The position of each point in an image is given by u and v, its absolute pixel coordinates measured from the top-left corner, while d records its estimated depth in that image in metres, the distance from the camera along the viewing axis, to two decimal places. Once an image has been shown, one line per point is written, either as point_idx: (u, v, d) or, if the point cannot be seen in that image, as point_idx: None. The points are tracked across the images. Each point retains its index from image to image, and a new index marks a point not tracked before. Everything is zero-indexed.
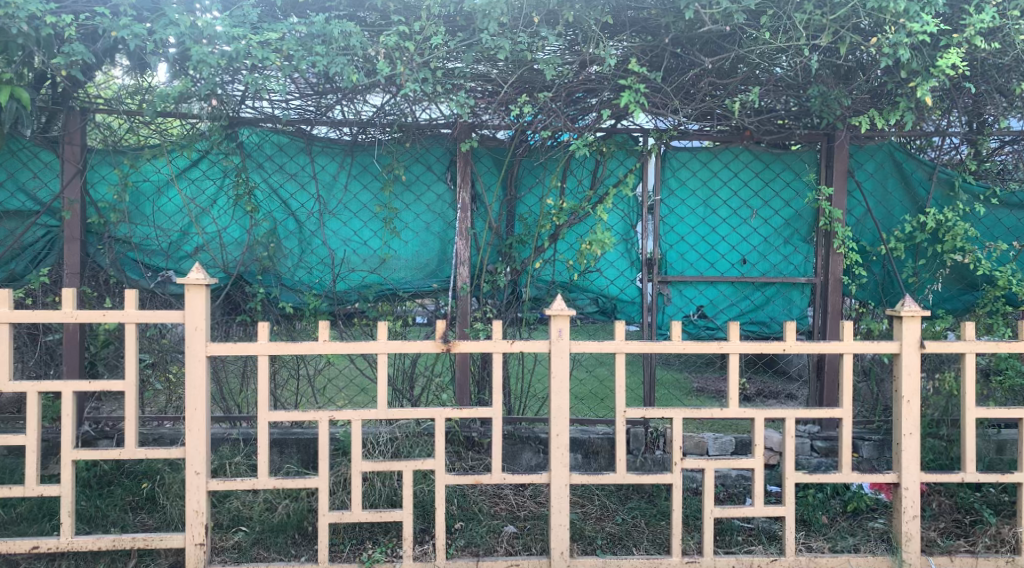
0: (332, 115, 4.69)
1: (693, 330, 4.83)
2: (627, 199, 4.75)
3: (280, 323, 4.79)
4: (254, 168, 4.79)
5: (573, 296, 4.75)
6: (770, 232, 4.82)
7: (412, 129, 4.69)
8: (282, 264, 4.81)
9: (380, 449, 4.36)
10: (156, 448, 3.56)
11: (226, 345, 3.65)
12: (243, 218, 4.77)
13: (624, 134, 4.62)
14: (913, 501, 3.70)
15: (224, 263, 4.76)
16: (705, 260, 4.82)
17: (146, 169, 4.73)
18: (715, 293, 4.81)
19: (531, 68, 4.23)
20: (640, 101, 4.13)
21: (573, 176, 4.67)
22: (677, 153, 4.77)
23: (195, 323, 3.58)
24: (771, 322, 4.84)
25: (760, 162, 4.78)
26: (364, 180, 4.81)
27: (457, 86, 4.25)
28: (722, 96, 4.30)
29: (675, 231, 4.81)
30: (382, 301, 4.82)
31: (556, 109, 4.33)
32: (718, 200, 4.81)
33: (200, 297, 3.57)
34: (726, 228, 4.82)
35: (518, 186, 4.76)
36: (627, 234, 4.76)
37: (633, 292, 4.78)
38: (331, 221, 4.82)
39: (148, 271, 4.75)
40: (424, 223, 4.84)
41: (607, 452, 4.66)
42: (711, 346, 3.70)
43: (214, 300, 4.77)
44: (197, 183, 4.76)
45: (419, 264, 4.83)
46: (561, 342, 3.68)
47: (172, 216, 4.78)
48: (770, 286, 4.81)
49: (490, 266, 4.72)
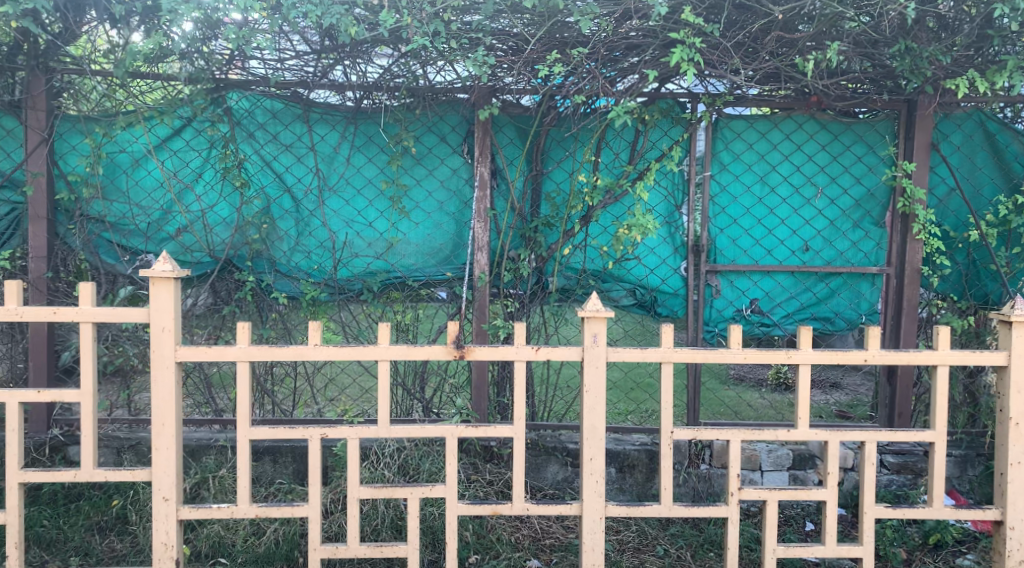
0: (333, 76, 4.08)
1: (745, 327, 4.20)
2: (671, 174, 4.13)
3: (275, 316, 4.22)
4: (243, 138, 4.20)
5: (607, 287, 4.18)
6: (837, 214, 4.16)
7: (424, 93, 4.06)
8: (277, 248, 4.23)
9: (385, 463, 3.82)
10: (117, 469, 3.03)
11: (198, 350, 3.08)
12: (232, 195, 4.19)
13: (668, 99, 3.98)
14: (1020, 543, 3.09)
15: (210, 246, 4.18)
16: (761, 247, 4.18)
17: (122, 138, 4.15)
18: (771, 284, 4.19)
19: (562, 20, 3.60)
20: (695, 58, 3.46)
21: (609, 149, 4.06)
22: (731, 122, 4.13)
23: (160, 323, 3.01)
24: (836, 318, 4.20)
25: (827, 133, 4.12)
26: (369, 152, 4.21)
27: (475, 43, 3.64)
28: (789, 55, 3.60)
29: (726, 212, 4.16)
30: (389, 291, 4.23)
31: (592, 68, 3.65)
32: (777, 176, 4.15)
33: (166, 293, 3.01)
34: (786, 209, 4.17)
35: (545, 160, 4.13)
36: (670, 217, 4.16)
37: (677, 282, 4.18)
38: (332, 199, 4.23)
39: (126, 254, 4.18)
40: (437, 202, 4.23)
41: (645, 467, 4.08)
42: (779, 355, 3.06)
43: (202, 287, 4.21)
44: (180, 155, 4.19)
45: (432, 249, 4.24)
46: (596, 349, 3.07)
47: (151, 192, 4.19)
48: (836, 276, 4.18)
49: (512, 251, 4.13)
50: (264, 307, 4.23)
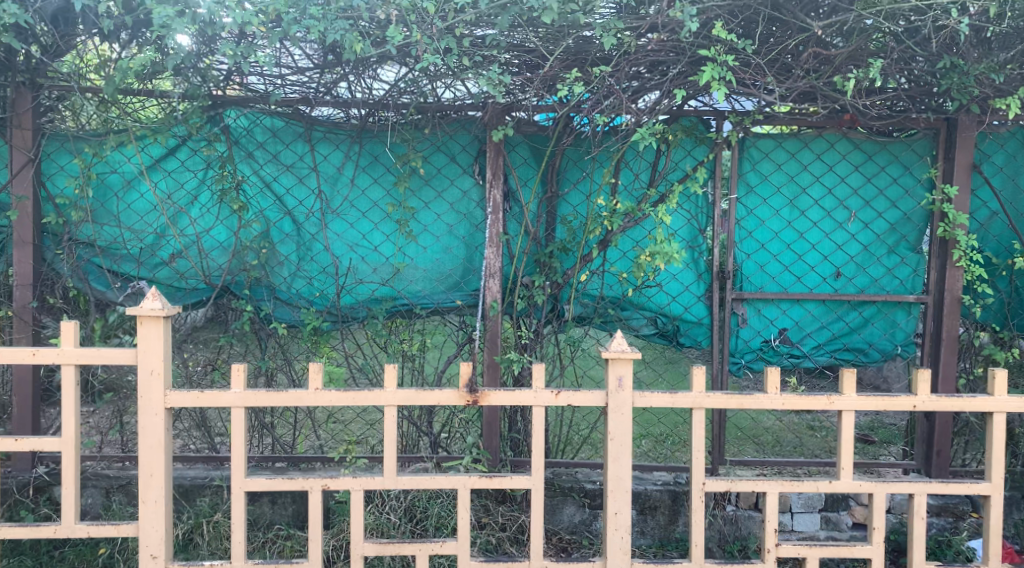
0: (338, 93, 3.86)
1: (773, 359, 3.96)
2: (694, 197, 3.90)
3: (275, 345, 3.99)
4: (242, 158, 3.97)
5: (626, 315, 3.93)
6: (871, 239, 3.92)
7: (433, 111, 3.83)
8: (276, 274, 3.99)
9: (391, 506, 3.57)
10: (100, 525, 2.83)
11: (190, 393, 2.85)
12: (230, 218, 3.95)
13: (692, 117, 3.75)
14: None
15: (206, 272, 3.94)
16: (791, 273, 3.93)
17: (114, 158, 3.92)
18: (801, 313, 3.94)
19: (581, 34, 3.38)
20: (727, 76, 3.22)
21: (629, 170, 3.82)
22: (758, 141, 3.89)
23: (149, 366, 2.78)
24: (869, 349, 3.96)
25: (860, 153, 3.88)
26: (374, 173, 3.98)
27: (489, 59, 3.43)
28: (827, 72, 3.37)
29: (754, 237, 3.92)
30: (395, 319, 3.99)
31: (614, 85, 3.41)
32: (808, 199, 3.91)
33: (156, 332, 2.78)
34: (817, 234, 3.92)
35: (561, 182, 3.89)
36: (694, 241, 3.92)
37: (701, 311, 3.94)
38: (336, 222, 3.99)
39: (117, 281, 3.94)
40: (446, 225, 3.99)
41: (668, 509, 3.83)
42: (819, 400, 2.85)
43: (197, 316, 3.98)
44: (175, 176, 3.96)
45: (440, 275, 4.00)
46: (622, 394, 2.85)
47: (144, 215, 3.95)
48: (870, 305, 3.93)
49: (525, 278, 3.89)
50: (263, 337, 4.00)
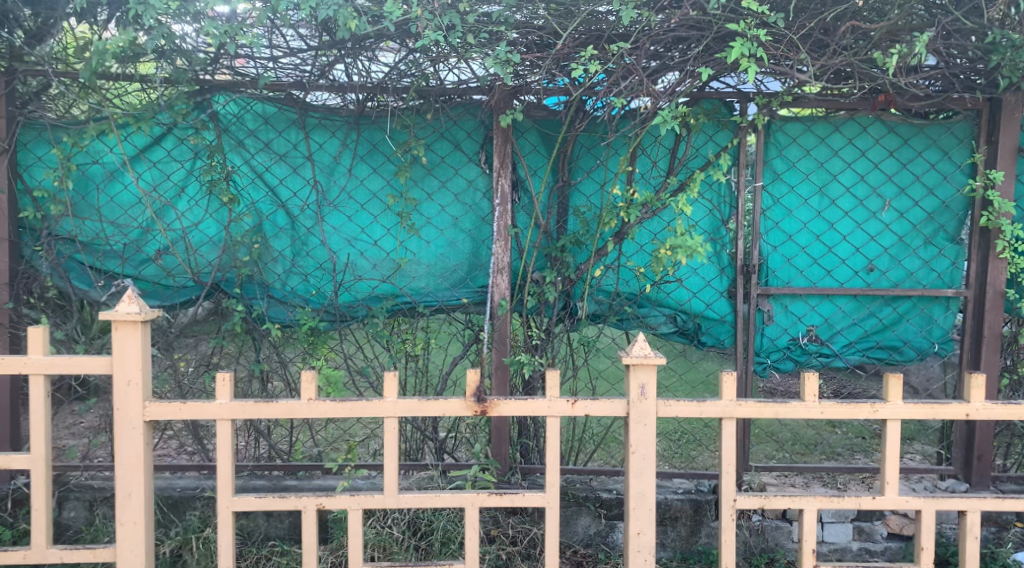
0: (334, 77, 3.61)
1: (801, 359, 3.69)
2: (716, 185, 3.63)
3: (268, 347, 3.75)
4: (231, 147, 3.71)
5: (643, 313, 3.68)
6: (907, 229, 3.64)
7: (435, 95, 3.57)
8: (270, 270, 3.74)
9: (394, 519, 3.33)
10: (76, 549, 2.62)
11: (171, 407, 2.60)
12: (220, 211, 3.71)
13: (713, 99, 3.49)
14: None
15: (195, 269, 3.69)
16: (820, 267, 3.67)
17: (95, 147, 3.66)
18: (832, 310, 3.67)
19: (595, 10, 3.11)
20: (758, 53, 2.95)
21: (646, 157, 3.56)
22: (785, 125, 3.62)
23: (125, 376, 2.53)
24: (904, 347, 3.69)
25: (895, 137, 3.61)
26: (373, 162, 3.72)
27: (497, 37, 3.17)
28: (865, 48, 3.10)
29: (781, 228, 3.65)
30: (396, 318, 3.74)
31: (633, 64, 3.14)
32: (839, 186, 3.64)
33: (132, 338, 2.53)
34: (848, 224, 3.65)
35: (573, 170, 3.63)
36: (716, 233, 3.65)
37: (723, 307, 3.68)
38: (333, 215, 3.74)
39: (100, 279, 3.68)
40: (450, 217, 3.73)
41: (689, 519, 3.58)
42: (864, 409, 2.62)
43: (187, 316, 3.73)
44: (161, 167, 3.70)
45: (445, 270, 3.74)
46: (645, 404, 2.62)
47: (128, 209, 3.70)
48: (905, 300, 3.66)
49: (536, 273, 3.63)
50: (256, 338, 3.76)
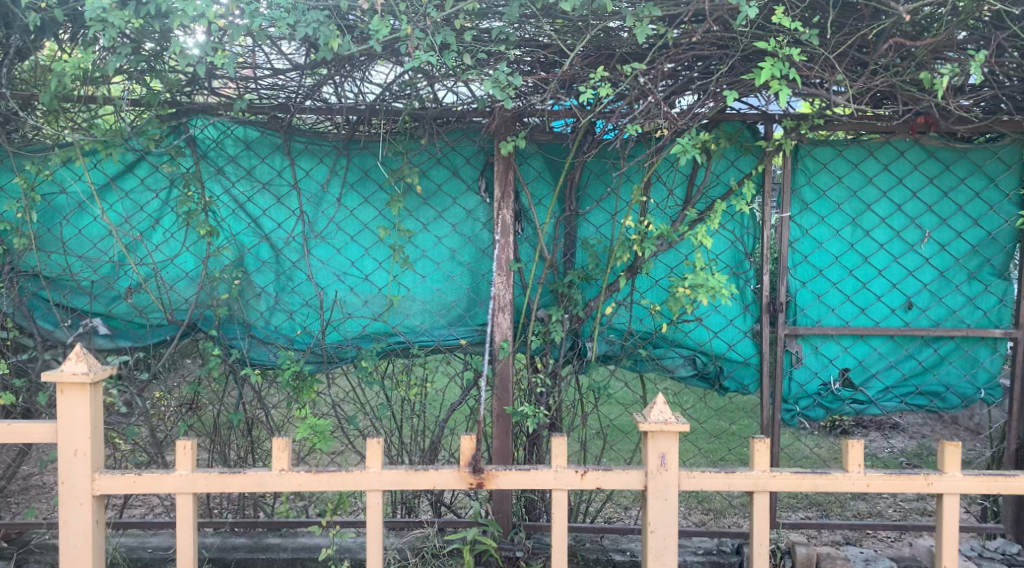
0: (322, 99, 3.31)
1: (833, 406, 3.36)
2: (739, 215, 3.31)
3: (251, 391, 3.44)
4: (210, 175, 3.40)
5: (659, 355, 3.35)
6: (949, 262, 3.31)
7: (431, 118, 3.27)
8: (252, 308, 3.43)
9: None
10: None
11: (124, 479, 2.56)
12: (198, 244, 3.41)
13: (736, 122, 3.17)
14: None
15: (169, 307, 3.38)
16: (853, 304, 3.34)
17: (63, 175, 3.38)
18: (866, 351, 3.34)
19: (606, 25, 2.81)
20: (790, 74, 2.64)
21: (661, 185, 3.24)
22: (815, 150, 3.30)
23: (72, 446, 2.49)
24: (947, 393, 3.35)
25: (935, 162, 3.29)
26: (364, 190, 3.41)
27: (497, 56, 2.87)
28: (908, 67, 2.80)
29: (810, 262, 3.33)
30: (389, 360, 3.42)
31: (648, 85, 2.83)
32: (874, 216, 3.31)
33: (78, 402, 2.48)
34: (884, 258, 3.32)
35: (582, 199, 3.32)
36: (739, 267, 3.32)
37: (747, 348, 3.35)
38: (320, 248, 3.43)
39: (67, 319, 3.40)
40: (448, 250, 3.42)
41: None
42: (916, 480, 2.53)
43: (161, 357, 3.43)
44: (134, 196, 3.41)
45: (442, 307, 3.43)
46: (666, 474, 2.53)
47: (98, 242, 3.41)
48: (947, 341, 3.33)
49: (541, 311, 3.31)
50: (235, 382, 3.44)
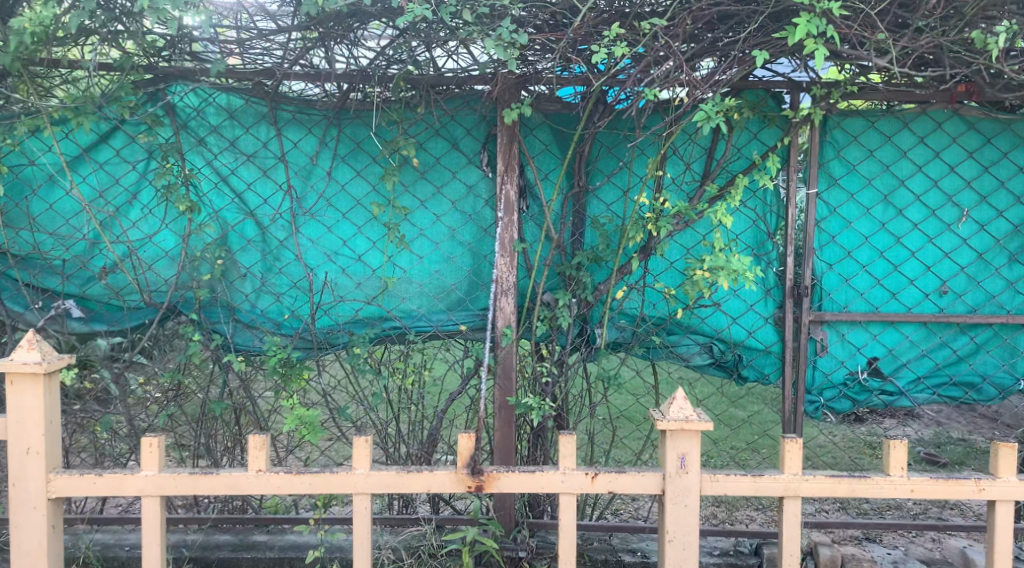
0: (310, 64, 3.06)
1: (861, 398, 3.12)
2: (762, 192, 3.06)
3: (235, 378, 3.21)
4: (191, 146, 3.15)
5: (674, 342, 3.11)
6: (988, 243, 3.06)
7: (428, 85, 3.01)
8: (236, 290, 3.19)
9: None
10: None
11: (84, 482, 2.39)
12: (178, 221, 3.16)
13: (759, 90, 2.91)
14: None
15: (147, 288, 3.15)
16: (884, 288, 3.09)
17: (32, 145, 3.14)
18: (897, 339, 3.10)
19: None
20: (828, 33, 2.38)
21: (678, 158, 2.99)
22: (845, 121, 3.04)
23: (25, 443, 2.33)
24: (984, 384, 3.11)
25: (976, 135, 3.03)
26: (357, 163, 3.16)
27: (501, 14, 2.62)
28: (955, 26, 2.54)
29: (838, 242, 3.08)
30: (383, 346, 3.19)
31: (667, 46, 2.58)
32: (908, 193, 3.05)
33: (32, 395, 2.33)
34: (918, 238, 3.07)
35: (591, 174, 3.07)
36: (760, 247, 3.08)
37: (769, 336, 3.11)
38: (309, 225, 3.18)
39: (37, 300, 3.16)
40: (447, 228, 3.17)
41: None
42: (966, 487, 2.34)
43: (140, 342, 3.18)
44: (108, 169, 3.16)
45: (440, 290, 3.19)
46: (687, 477, 2.32)
47: (71, 217, 3.16)
48: (984, 328, 3.08)
49: (547, 294, 3.06)
50: (219, 368, 3.21)
